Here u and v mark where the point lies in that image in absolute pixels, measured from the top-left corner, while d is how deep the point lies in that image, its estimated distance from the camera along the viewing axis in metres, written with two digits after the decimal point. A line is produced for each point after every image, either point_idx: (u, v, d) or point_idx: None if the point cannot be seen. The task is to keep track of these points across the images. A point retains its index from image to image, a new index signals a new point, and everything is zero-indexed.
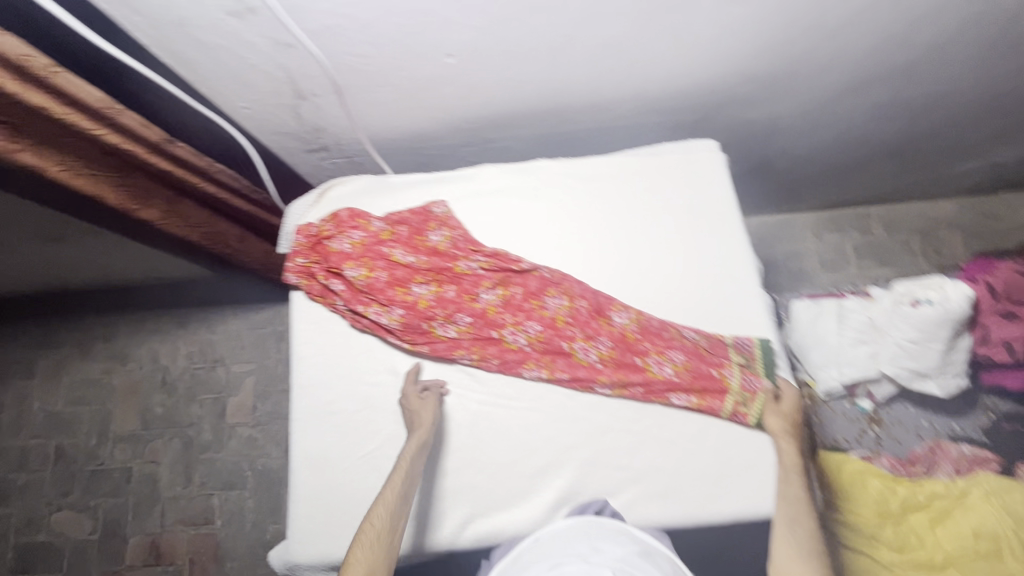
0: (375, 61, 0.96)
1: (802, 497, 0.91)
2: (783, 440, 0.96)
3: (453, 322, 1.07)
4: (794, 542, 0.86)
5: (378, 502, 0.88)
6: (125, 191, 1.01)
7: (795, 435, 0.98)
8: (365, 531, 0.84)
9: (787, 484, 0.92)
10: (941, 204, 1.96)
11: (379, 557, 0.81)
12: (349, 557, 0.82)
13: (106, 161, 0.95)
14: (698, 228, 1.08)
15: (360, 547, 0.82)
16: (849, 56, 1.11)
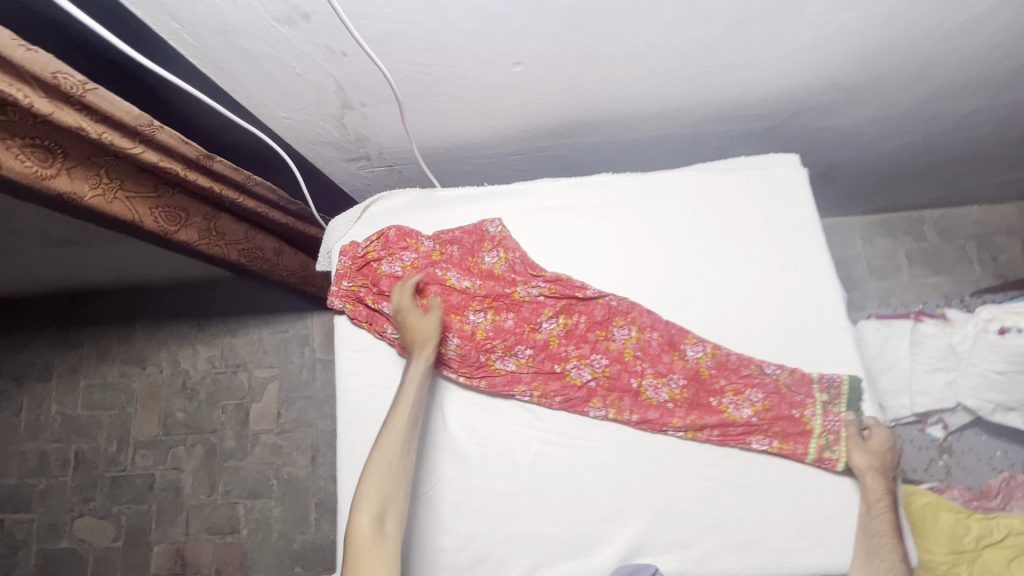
0: (433, 70, 0.86)
1: (888, 537, 0.84)
2: (866, 476, 0.87)
3: (512, 355, 1.00)
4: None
5: (383, 431, 0.84)
6: (164, 213, 0.93)
7: (885, 467, 0.88)
8: (376, 460, 0.80)
9: (871, 522, 0.86)
10: (1001, 208, 1.84)
11: (389, 489, 0.79)
12: (360, 490, 0.78)
13: (142, 179, 0.88)
14: (779, 252, 0.99)
15: (370, 482, 0.78)
16: (953, 68, 0.99)
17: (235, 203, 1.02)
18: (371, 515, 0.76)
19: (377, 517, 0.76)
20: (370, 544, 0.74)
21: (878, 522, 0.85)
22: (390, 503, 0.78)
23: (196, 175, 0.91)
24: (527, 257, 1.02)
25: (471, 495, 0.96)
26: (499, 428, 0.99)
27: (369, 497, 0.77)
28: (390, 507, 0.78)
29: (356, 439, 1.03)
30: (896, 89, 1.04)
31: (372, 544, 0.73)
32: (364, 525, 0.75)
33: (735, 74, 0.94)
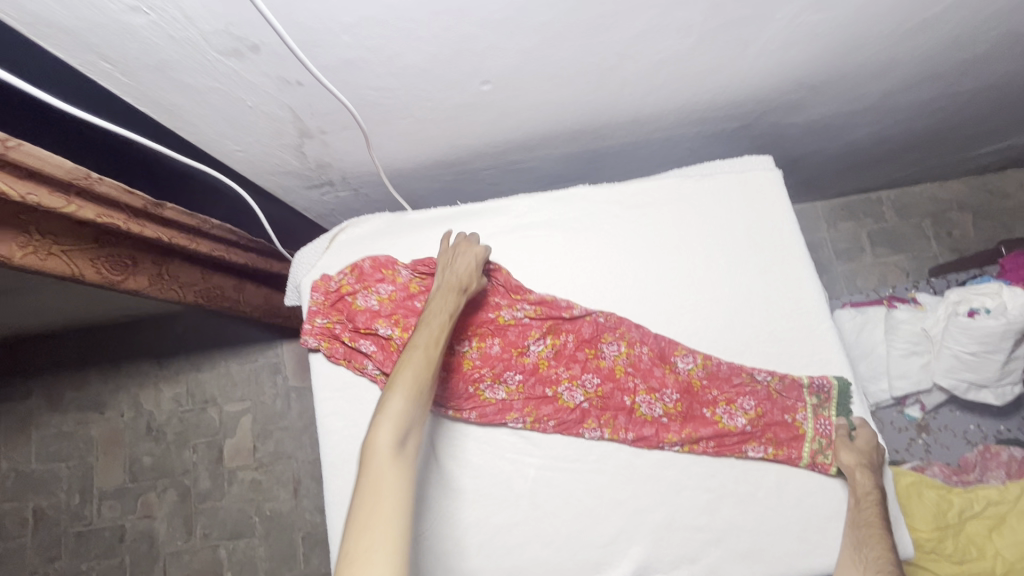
0: (397, 94, 0.81)
1: (877, 529, 0.84)
2: (855, 473, 0.88)
3: (501, 382, 0.97)
4: (861, 566, 0.83)
5: (410, 353, 0.77)
6: (108, 263, 0.86)
7: (874, 464, 0.88)
8: (403, 379, 0.73)
9: (860, 514, 0.86)
10: (950, 185, 1.91)
11: (416, 412, 0.71)
12: (383, 406, 0.70)
13: (82, 231, 0.80)
14: (759, 256, 0.99)
15: (394, 399, 0.71)
16: (914, 62, 1.00)
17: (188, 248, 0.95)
18: (394, 432, 0.68)
19: (400, 436, 0.68)
20: (393, 461, 0.66)
21: (866, 514, 0.86)
22: (414, 424, 0.71)
23: (143, 225, 0.84)
24: (510, 279, 0.99)
25: (471, 530, 0.93)
26: (495, 459, 0.96)
27: (392, 413, 0.69)
28: (415, 427, 0.70)
29: (344, 484, 0.98)
30: (861, 84, 1.05)
31: (395, 460, 0.66)
32: (385, 441, 0.67)
33: (707, 79, 0.93)
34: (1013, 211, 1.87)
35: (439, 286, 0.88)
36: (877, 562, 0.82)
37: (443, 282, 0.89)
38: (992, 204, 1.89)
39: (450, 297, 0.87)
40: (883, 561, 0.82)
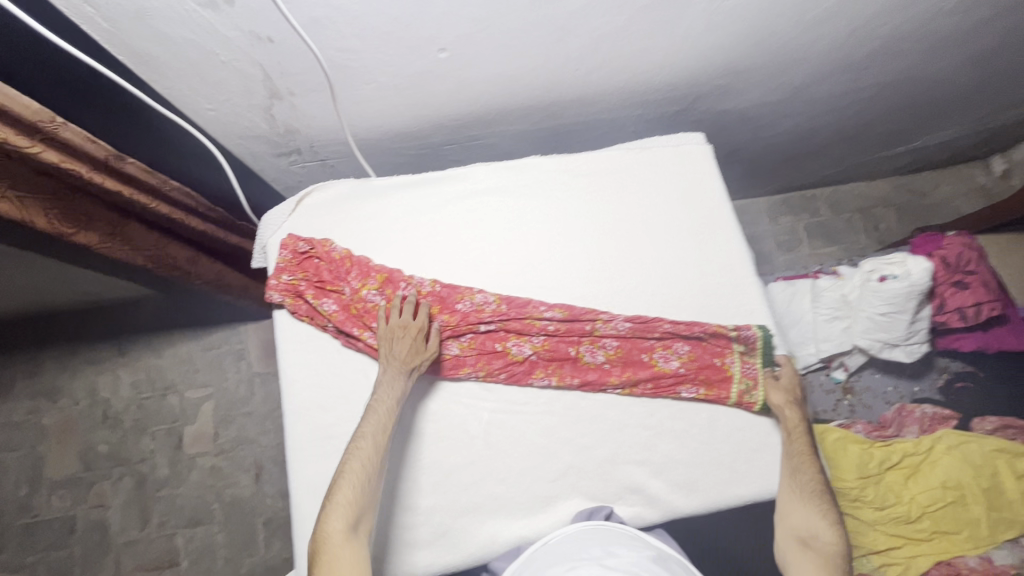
0: (361, 57, 0.89)
1: (806, 456, 0.95)
2: (784, 410, 0.98)
3: (456, 338, 1.04)
4: (796, 486, 0.93)
5: (357, 445, 0.89)
6: (61, 215, 0.90)
7: (799, 400, 0.99)
8: (351, 470, 0.87)
9: (790, 443, 0.97)
10: (877, 184, 2.10)
11: (362, 501, 0.85)
12: (333, 498, 0.85)
13: (39, 179, 0.84)
14: (692, 217, 1.09)
15: (342, 492, 0.85)
16: (823, 52, 1.14)
17: (145, 208, 0.99)
18: (344, 522, 0.83)
19: (349, 525, 0.83)
20: (344, 547, 0.81)
21: (796, 443, 0.96)
22: (362, 511, 0.85)
23: (105, 177, 0.88)
24: (437, 291, 1.05)
25: (429, 470, 0.99)
26: (450, 405, 1.02)
27: (341, 504, 0.84)
28: (363, 517, 0.85)
29: (306, 432, 1.03)
30: (779, 73, 1.19)
31: (345, 547, 0.81)
32: (336, 530, 0.82)
33: (642, 60, 1.04)
34: (929, 207, 2.07)
35: (386, 371, 0.96)
36: (810, 484, 0.92)
37: (389, 362, 0.97)
38: (912, 202, 2.08)
39: (395, 384, 0.95)
40: (814, 482, 0.92)
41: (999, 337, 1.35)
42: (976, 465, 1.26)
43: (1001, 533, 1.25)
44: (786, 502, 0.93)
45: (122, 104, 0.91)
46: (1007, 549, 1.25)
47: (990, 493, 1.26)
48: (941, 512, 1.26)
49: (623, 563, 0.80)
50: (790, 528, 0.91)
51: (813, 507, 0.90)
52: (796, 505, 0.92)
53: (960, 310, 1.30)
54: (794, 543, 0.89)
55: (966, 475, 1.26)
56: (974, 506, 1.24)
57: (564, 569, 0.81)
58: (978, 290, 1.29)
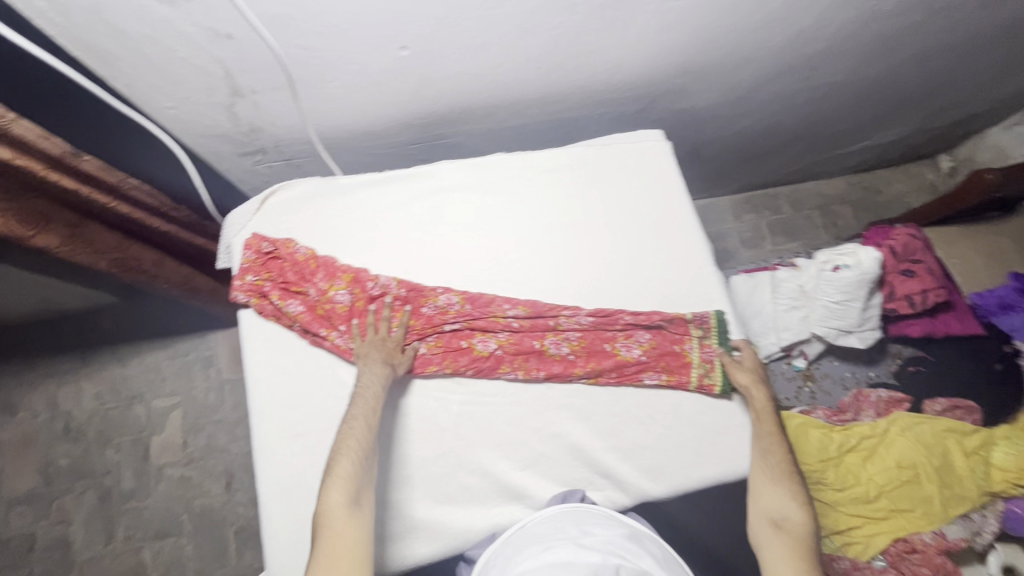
0: (322, 55, 0.90)
1: (774, 437, 0.99)
2: (751, 390, 1.01)
3: (421, 338, 1.05)
4: (766, 469, 0.97)
5: (351, 425, 0.93)
6: (19, 216, 0.90)
7: (763, 380, 1.03)
8: (346, 449, 0.90)
9: (758, 426, 1.00)
10: (833, 182, 2.19)
11: (360, 475, 0.89)
12: (332, 473, 0.88)
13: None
14: (652, 209, 1.13)
15: (341, 466, 0.88)
16: (771, 52, 1.19)
17: (104, 207, 0.99)
18: (345, 496, 0.86)
19: (350, 499, 0.86)
20: (344, 521, 0.84)
21: (764, 425, 0.99)
22: (361, 485, 0.88)
23: (60, 175, 0.88)
24: (403, 295, 1.06)
25: (400, 463, 1.00)
26: (419, 399, 1.03)
27: (340, 479, 0.87)
28: (363, 491, 0.88)
29: (274, 431, 1.02)
30: (734, 72, 1.24)
31: (345, 521, 0.84)
32: (337, 504, 0.85)
33: (600, 59, 1.07)
34: (883, 203, 2.17)
35: (367, 361, 1.00)
36: (778, 465, 0.96)
37: (369, 359, 1.00)
38: (867, 199, 2.17)
39: (379, 370, 0.99)
40: (783, 464, 0.97)
41: (945, 322, 1.44)
42: (928, 445, 1.33)
43: (954, 508, 1.30)
44: (758, 486, 0.96)
45: (72, 96, 0.90)
46: (959, 523, 1.30)
47: (942, 471, 1.31)
48: (897, 491, 1.31)
49: (597, 541, 0.84)
50: (764, 511, 0.94)
51: (784, 489, 0.95)
52: (767, 487, 0.95)
53: (908, 298, 1.36)
54: (768, 525, 0.93)
55: (919, 455, 1.32)
56: (929, 485, 1.30)
57: (541, 551, 0.84)
58: (924, 277, 1.36)
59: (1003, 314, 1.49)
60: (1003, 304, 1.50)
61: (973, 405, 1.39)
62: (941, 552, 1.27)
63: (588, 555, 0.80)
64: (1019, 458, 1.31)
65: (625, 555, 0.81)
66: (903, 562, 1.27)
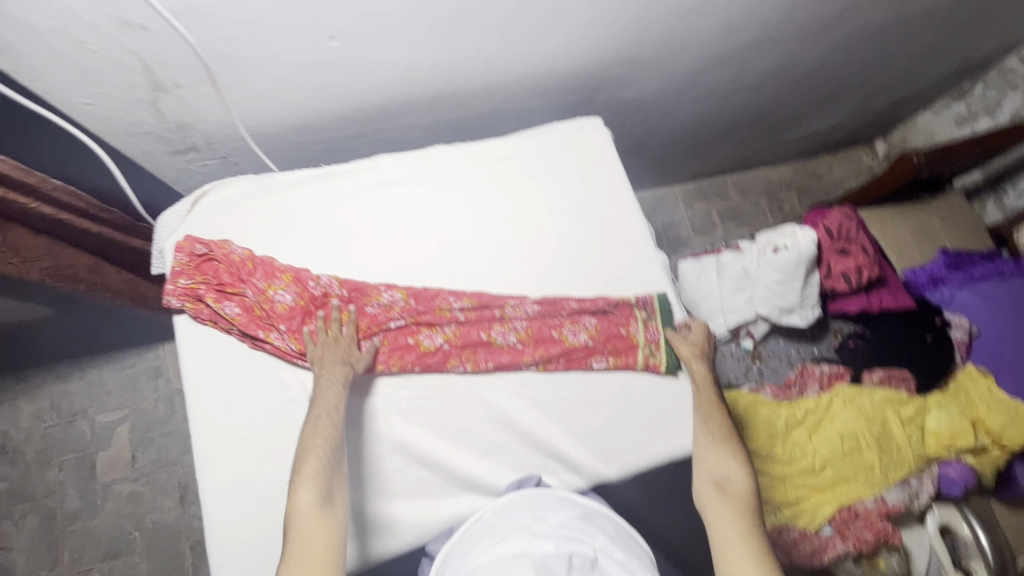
0: (247, 47, 0.88)
1: (714, 405, 1.02)
2: (693, 362, 1.04)
3: (367, 336, 1.03)
4: (708, 435, 0.99)
5: (314, 423, 0.90)
6: None
7: (705, 354, 1.06)
8: (313, 447, 0.88)
9: (699, 394, 1.03)
10: (779, 169, 2.26)
11: (330, 472, 0.87)
12: (301, 472, 0.86)
13: None
14: (595, 198, 1.15)
15: (309, 463, 0.86)
16: (705, 40, 1.22)
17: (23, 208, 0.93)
18: (315, 495, 0.84)
19: (321, 497, 0.84)
20: (315, 519, 0.82)
21: (706, 393, 1.02)
22: (331, 482, 0.87)
23: None
24: (346, 295, 1.04)
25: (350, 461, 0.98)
26: (366, 396, 1.02)
27: (309, 477, 0.85)
28: (334, 487, 0.86)
29: (217, 437, 0.99)
30: (670, 60, 1.26)
31: (318, 520, 0.82)
32: (308, 503, 0.83)
33: (536, 48, 1.08)
34: (826, 188, 2.26)
35: (323, 362, 0.97)
36: (720, 429, 0.99)
37: (325, 362, 0.97)
38: (811, 184, 2.26)
39: (337, 370, 0.96)
40: (724, 428, 1.00)
41: (879, 297, 1.51)
42: (867, 415, 1.41)
43: (892, 474, 1.36)
44: (701, 451, 0.98)
45: None
46: (898, 488, 1.36)
47: (881, 439, 1.38)
48: (840, 461, 1.37)
49: (550, 527, 0.85)
50: (707, 474, 0.95)
51: (726, 452, 0.97)
52: (710, 452, 0.97)
53: (845, 275, 1.41)
54: (712, 487, 0.93)
55: (859, 425, 1.39)
56: (868, 454, 1.36)
57: (495, 542, 0.84)
58: (857, 256, 1.42)
59: (932, 288, 1.60)
60: (932, 279, 1.61)
61: (908, 374, 1.48)
62: (883, 516, 1.33)
63: (542, 544, 0.80)
64: (949, 423, 1.39)
65: (578, 538, 0.82)
66: (849, 528, 1.32)
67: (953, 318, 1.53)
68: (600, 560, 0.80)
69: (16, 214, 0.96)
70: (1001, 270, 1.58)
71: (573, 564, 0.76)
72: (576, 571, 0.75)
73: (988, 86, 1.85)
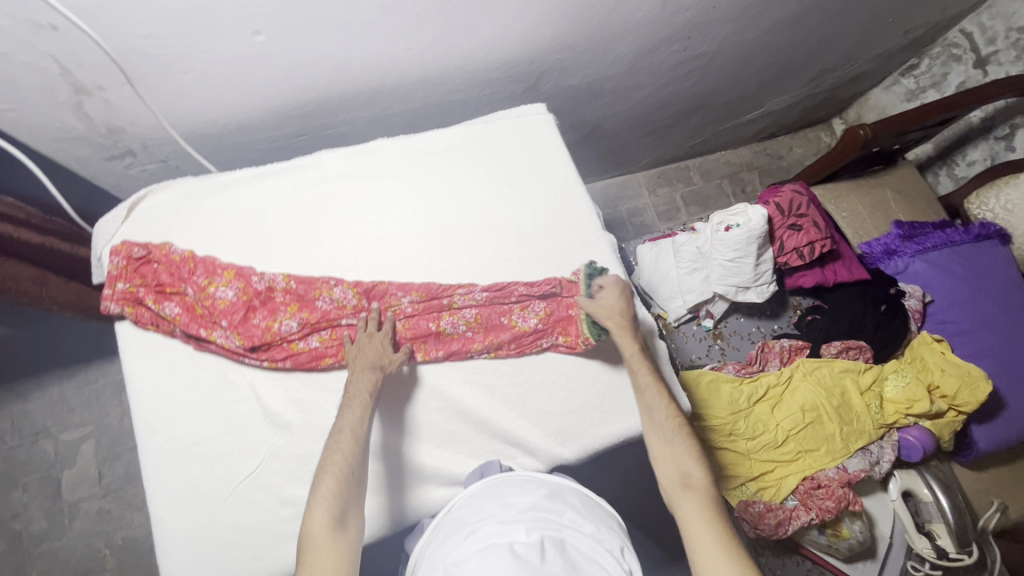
0: (167, 45, 0.87)
1: (656, 391, 0.97)
2: (621, 336, 1.00)
3: (314, 332, 1.02)
4: (661, 431, 0.95)
5: (337, 440, 0.86)
6: None
7: (627, 320, 1.02)
8: (331, 464, 0.83)
9: (639, 380, 0.99)
10: (740, 151, 2.29)
11: (347, 492, 0.82)
12: (317, 491, 0.81)
13: None
14: (542, 183, 1.15)
15: (325, 482, 0.81)
16: (642, 21, 1.22)
17: None
18: (328, 517, 0.79)
19: (336, 519, 0.79)
20: (327, 543, 0.77)
21: (644, 377, 0.97)
22: (347, 503, 0.81)
23: None
24: (294, 288, 1.03)
25: (304, 459, 0.97)
26: (319, 393, 1.00)
27: (324, 498, 0.80)
28: (349, 509, 0.81)
29: (165, 442, 0.98)
30: (612, 43, 1.27)
31: (329, 544, 0.77)
32: (320, 526, 0.78)
33: (471, 36, 1.07)
34: (787, 167, 2.29)
35: (354, 368, 0.96)
36: (668, 420, 0.95)
37: (359, 364, 0.96)
38: (773, 164, 2.29)
39: (368, 376, 0.94)
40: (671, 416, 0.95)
41: (834, 270, 1.54)
42: (827, 387, 1.43)
43: (853, 444, 1.38)
44: (659, 452, 0.93)
45: None
46: (858, 456, 1.37)
47: (841, 409, 1.40)
48: (803, 433, 1.38)
49: (519, 512, 0.83)
50: (669, 475, 0.91)
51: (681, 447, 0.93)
52: (668, 451, 0.93)
53: (798, 249, 1.43)
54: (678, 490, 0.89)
55: (820, 397, 1.41)
56: (831, 424, 1.38)
57: (465, 537, 0.81)
58: (810, 230, 1.43)
59: (888, 260, 1.62)
60: (887, 251, 1.62)
61: (864, 344, 1.49)
62: (845, 485, 1.33)
63: (513, 532, 0.77)
64: (906, 389, 1.42)
65: (547, 518, 0.81)
66: (812, 498, 1.32)
67: (907, 289, 1.56)
68: (569, 538, 0.78)
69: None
70: (951, 239, 1.61)
71: (546, 549, 0.74)
72: (551, 555, 0.73)
73: (934, 60, 1.89)
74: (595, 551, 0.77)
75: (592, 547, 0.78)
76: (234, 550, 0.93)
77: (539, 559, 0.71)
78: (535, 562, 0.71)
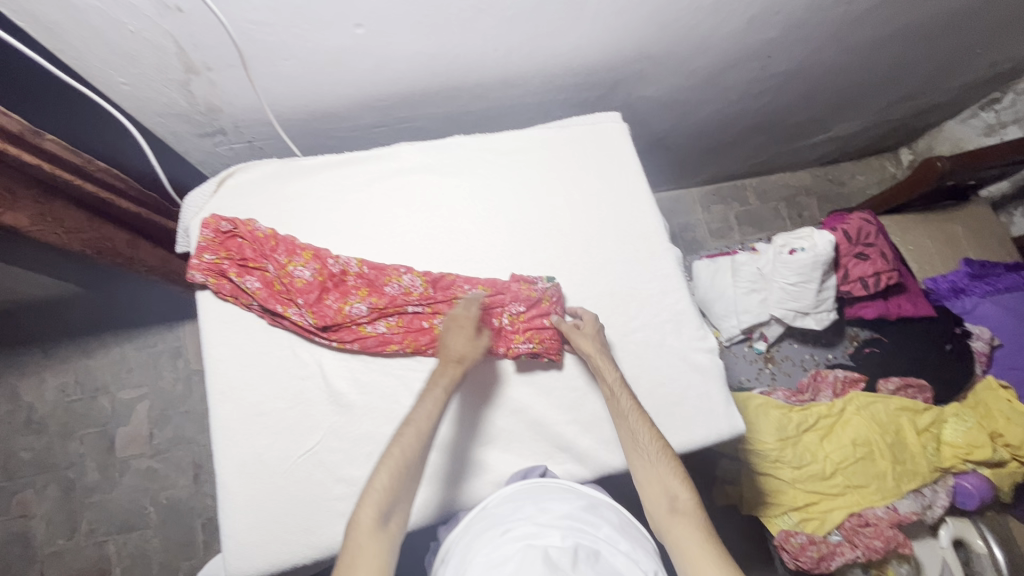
0: (276, 31, 0.91)
1: (638, 415, 0.93)
2: (596, 359, 0.99)
3: (382, 318, 1.05)
4: (646, 454, 0.89)
5: (402, 432, 0.86)
6: None
7: (598, 346, 1.01)
8: (390, 458, 0.83)
9: (619, 407, 0.95)
10: (799, 174, 2.24)
11: (401, 489, 0.82)
12: (369, 485, 0.81)
13: None
14: (611, 191, 1.16)
15: (379, 477, 0.82)
16: (726, 36, 1.22)
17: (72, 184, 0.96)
18: (376, 509, 0.79)
19: (382, 512, 0.79)
20: (369, 534, 0.77)
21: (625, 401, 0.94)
22: (397, 501, 0.81)
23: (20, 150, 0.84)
24: (366, 273, 1.07)
25: (361, 441, 1.00)
26: (382, 376, 1.04)
27: (376, 489, 0.81)
28: (396, 505, 0.81)
29: (232, 410, 1.02)
30: (691, 58, 1.27)
31: (372, 535, 0.77)
32: (366, 516, 0.78)
33: (557, 41, 1.09)
34: (846, 194, 2.23)
35: (440, 358, 0.96)
36: (652, 443, 0.90)
37: (444, 354, 0.96)
38: (832, 190, 2.23)
39: (448, 370, 0.94)
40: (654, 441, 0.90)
41: (898, 303, 1.48)
42: (880, 423, 1.38)
43: (905, 484, 1.33)
44: (642, 473, 0.88)
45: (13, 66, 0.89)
46: (910, 497, 1.33)
47: (895, 447, 1.36)
48: (854, 468, 1.34)
49: (555, 518, 0.83)
50: (653, 500, 0.85)
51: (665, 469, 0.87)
52: (651, 472, 0.87)
53: (863, 279, 1.39)
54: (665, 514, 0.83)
55: (873, 433, 1.36)
56: (882, 462, 1.33)
57: (498, 534, 0.81)
58: (878, 260, 1.39)
59: (954, 298, 1.57)
60: (954, 289, 1.58)
61: (924, 384, 1.44)
62: (894, 525, 1.29)
63: (549, 536, 0.78)
64: (966, 434, 1.37)
65: (583, 530, 0.81)
66: (858, 535, 1.28)
67: (975, 330, 1.49)
68: (604, 551, 0.78)
69: (59, 189, 0.96)
70: None
71: (578, 559, 0.74)
72: (582, 564, 0.73)
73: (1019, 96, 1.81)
74: (628, 567, 0.76)
75: (626, 565, 0.77)
76: (288, 521, 0.97)
77: (570, 566, 0.72)
78: (567, 568, 0.71)
